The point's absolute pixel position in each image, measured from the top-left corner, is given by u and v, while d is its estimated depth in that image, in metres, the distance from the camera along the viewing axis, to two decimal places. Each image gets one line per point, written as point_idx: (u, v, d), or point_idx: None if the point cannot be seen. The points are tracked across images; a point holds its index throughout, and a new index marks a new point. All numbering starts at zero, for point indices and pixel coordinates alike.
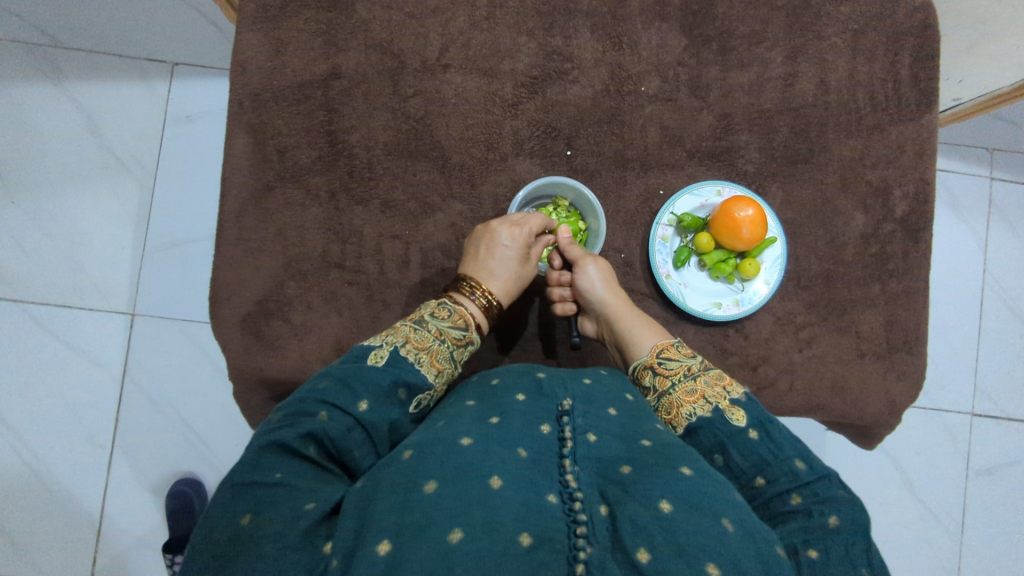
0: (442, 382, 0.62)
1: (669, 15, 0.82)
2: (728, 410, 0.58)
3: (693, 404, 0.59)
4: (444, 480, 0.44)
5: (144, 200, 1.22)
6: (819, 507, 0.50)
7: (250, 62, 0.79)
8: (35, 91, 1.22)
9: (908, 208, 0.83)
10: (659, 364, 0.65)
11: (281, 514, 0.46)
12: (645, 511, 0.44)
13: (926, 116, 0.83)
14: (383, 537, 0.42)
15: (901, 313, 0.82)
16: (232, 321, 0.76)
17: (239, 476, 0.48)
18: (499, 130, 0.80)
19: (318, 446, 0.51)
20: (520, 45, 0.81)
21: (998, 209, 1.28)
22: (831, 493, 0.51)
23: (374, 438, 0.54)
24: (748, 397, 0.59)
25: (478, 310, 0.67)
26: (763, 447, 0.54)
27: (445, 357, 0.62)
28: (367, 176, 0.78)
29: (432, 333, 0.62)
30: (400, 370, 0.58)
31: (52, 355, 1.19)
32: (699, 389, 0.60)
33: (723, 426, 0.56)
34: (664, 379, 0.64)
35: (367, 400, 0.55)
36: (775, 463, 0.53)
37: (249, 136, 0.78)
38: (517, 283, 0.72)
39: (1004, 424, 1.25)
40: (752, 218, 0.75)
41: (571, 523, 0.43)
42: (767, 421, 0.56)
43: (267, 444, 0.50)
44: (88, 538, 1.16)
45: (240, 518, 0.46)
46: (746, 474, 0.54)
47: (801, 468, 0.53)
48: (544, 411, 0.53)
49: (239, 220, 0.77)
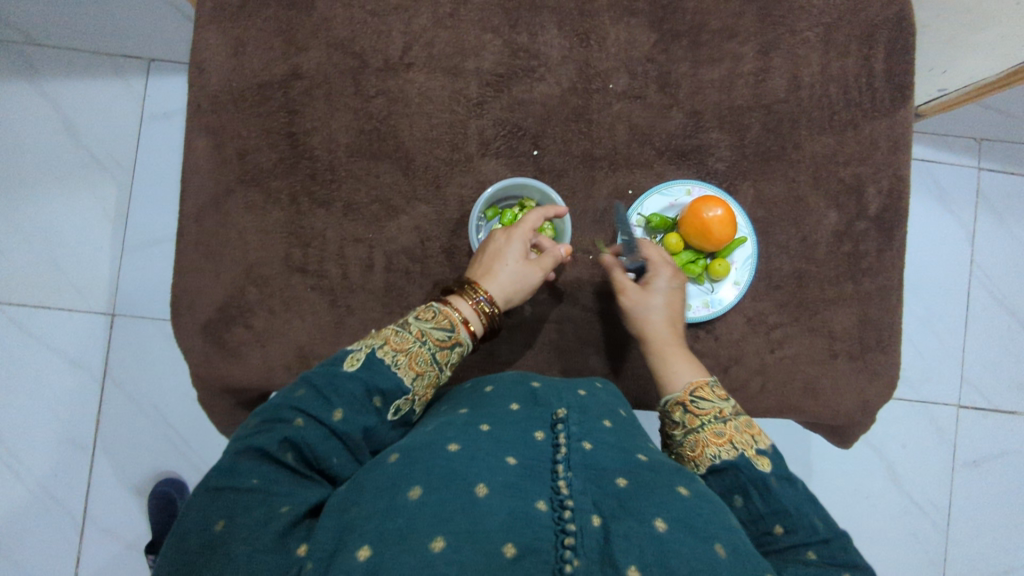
0: (422, 386, 0.59)
1: (638, 11, 0.81)
2: (755, 457, 0.56)
3: (720, 446, 0.58)
4: (430, 486, 0.44)
5: (122, 198, 1.21)
6: (835, 567, 0.49)
7: (208, 63, 0.77)
8: (9, 88, 1.20)
9: (881, 205, 0.82)
10: (691, 403, 0.63)
11: (253, 517, 0.45)
12: (639, 528, 0.43)
13: (900, 111, 0.82)
14: (365, 542, 0.41)
15: (875, 312, 0.81)
16: (194, 328, 0.75)
17: (215, 481, 0.48)
18: (464, 130, 0.79)
19: (295, 453, 0.50)
20: (485, 42, 0.79)
21: (985, 200, 1.27)
22: (848, 558, 0.50)
23: (352, 447, 0.53)
24: (774, 450, 0.58)
25: (473, 313, 0.65)
26: (785, 497, 0.54)
27: (425, 358, 0.59)
28: (329, 179, 0.77)
29: (413, 335, 0.60)
30: (375, 376, 0.56)
31: (31, 356, 1.18)
32: (727, 432, 0.59)
33: (748, 470, 0.55)
34: (695, 418, 0.61)
35: (341, 408, 0.53)
36: (796, 515, 0.53)
37: (209, 139, 0.76)
38: (521, 292, 0.70)
39: (991, 416, 1.24)
40: (721, 219, 0.74)
41: (559, 534, 0.42)
42: (790, 477, 0.56)
43: (243, 448, 0.50)
44: (71, 538, 1.15)
45: (213, 525, 0.45)
46: (766, 519, 0.53)
47: (820, 526, 0.52)
48: (539, 420, 0.53)
49: (200, 224, 0.76)
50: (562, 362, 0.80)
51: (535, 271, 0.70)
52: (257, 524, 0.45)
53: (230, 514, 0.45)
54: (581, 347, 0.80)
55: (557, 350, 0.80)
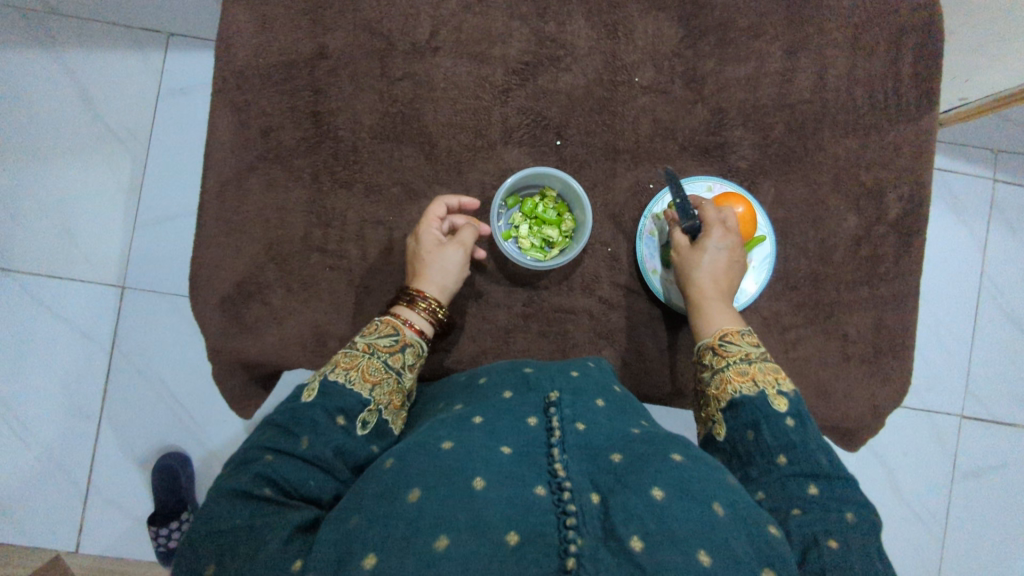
0: (383, 393, 0.59)
1: (667, 5, 0.80)
2: (773, 397, 0.57)
3: (742, 383, 0.59)
4: (426, 486, 0.44)
5: (137, 171, 1.21)
6: (836, 502, 0.51)
7: (235, 37, 0.76)
8: (28, 56, 1.20)
9: (900, 211, 0.82)
10: (720, 345, 0.63)
11: (244, 546, 0.45)
12: (636, 499, 0.44)
13: (925, 117, 0.82)
14: (369, 550, 0.41)
15: (890, 317, 0.81)
16: (212, 303, 0.75)
17: (196, 529, 0.47)
18: (488, 117, 0.79)
19: (272, 486, 0.49)
20: (513, 30, 0.79)
21: (999, 211, 1.27)
22: (847, 490, 0.52)
23: (329, 467, 0.52)
24: (796, 392, 0.59)
25: (427, 320, 0.67)
26: (796, 433, 0.55)
27: (377, 367, 0.60)
28: (351, 160, 0.77)
29: (361, 350, 0.61)
30: (333, 399, 0.56)
31: (41, 325, 1.18)
32: (751, 371, 0.60)
33: (764, 407, 0.57)
34: (722, 358, 0.62)
35: (307, 436, 0.53)
36: (803, 449, 0.54)
37: (232, 114, 0.76)
38: (452, 277, 0.70)
39: (993, 427, 1.24)
40: (742, 216, 0.74)
41: (561, 515, 0.43)
42: (805, 416, 0.57)
43: (220, 494, 0.49)
44: (76, 508, 1.16)
45: (206, 566, 0.44)
46: (772, 453, 0.55)
47: (826, 462, 0.54)
48: (531, 404, 0.53)
49: (220, 200, 0.76)
50: (576, 353, 0.80)
51: (452, 251, 0.69)
52: (248, 554, 0.44)
53: (219, 556, 0.45)
54: (593, 339, 0.80)
55: (572, 341, 0.80)
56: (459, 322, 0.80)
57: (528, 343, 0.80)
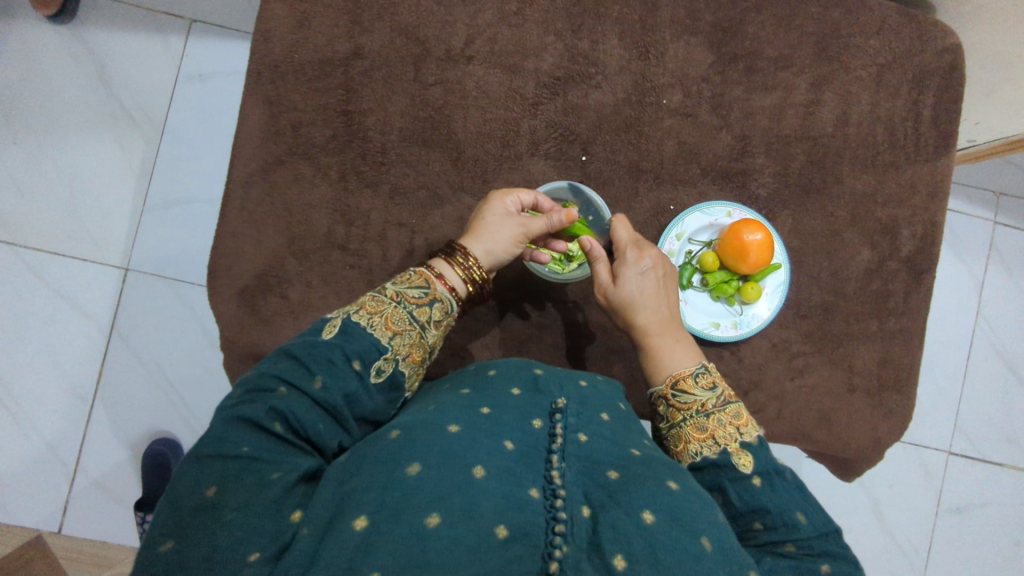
0: (403, 344, 0.59)
1: (699, 31, 0.82)
2: (735, 454, 0.57)
3: (702, 443, 0.59)
4: (428, 464, 0.44)
5: (149, 153, 1.21)
6: (811, 555, 0.50)
7: (273, 33, 0.78)
8: (49, 33, 1.20)
9: (913, 248, 0.83)
10: (673, 396, 0.63)
11: (247, 483, 0.45)
12: (626, 519, 0.44)
13: (942, 158, 0.83)
14: (361, 513, 0.42)
15: (896, 351, 0.82)
16: (230, 293, 0.75)
17: (205, 448, 0.47)
18: (516, 128, 0.80)
19: (283, 423, 0.50)
20: (547, 44, 0.80)
21: (998, 253, 1.29)
22: (828, 548, 0.51)
23: (336, 415, 0.53)
24: (760, 441, 0.58)
25: (462, 279, 0.65)
26: (765, 494, 0.53)
27: (402, 318, 0.59)
28: (379, 161, 0.78)
29: (389, 297, 0.61)
30: (352, 341, 0.56)
31: (42, 301, 1.18)
32: (710, 428, 0.59)
33: (728, 470, 0.56)
34: (677, 412, 0.62)
35: (322, 375, 0.53)
36: (777, 511, 0.52)
37: (264, 108, 0.77)
38: (501, 247, 0.68)
39: (981, 466, 1.26)
40: (760, 243, 0.75)
41: (550, 521, 0.43)
42: (774, 470, 0.55)
43: (231, 420, 0.49)
44: (61, 489, 1.15)
45: (206, 488, 0.45)
46: (744, 517, 0.54)
47: (802, 522, 0.52)
48: (537, 407, 0.53)
49: (246, 192, 0.77)
50: (586, 366, 0.81)
51: (508, 225, 0.68)
52: (248, 495, 0.44)
53: (222, 480, 0.45)
54: (603, 353, 0.81)
55: (583, 353, 0.81)
56: (471, 328, 0.80)
57: (539, 353, 0.81)
